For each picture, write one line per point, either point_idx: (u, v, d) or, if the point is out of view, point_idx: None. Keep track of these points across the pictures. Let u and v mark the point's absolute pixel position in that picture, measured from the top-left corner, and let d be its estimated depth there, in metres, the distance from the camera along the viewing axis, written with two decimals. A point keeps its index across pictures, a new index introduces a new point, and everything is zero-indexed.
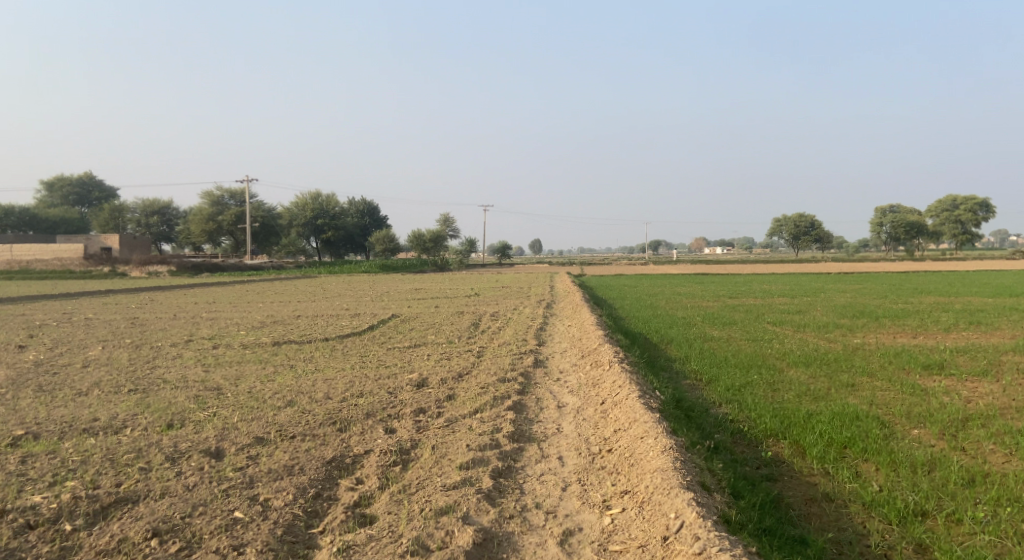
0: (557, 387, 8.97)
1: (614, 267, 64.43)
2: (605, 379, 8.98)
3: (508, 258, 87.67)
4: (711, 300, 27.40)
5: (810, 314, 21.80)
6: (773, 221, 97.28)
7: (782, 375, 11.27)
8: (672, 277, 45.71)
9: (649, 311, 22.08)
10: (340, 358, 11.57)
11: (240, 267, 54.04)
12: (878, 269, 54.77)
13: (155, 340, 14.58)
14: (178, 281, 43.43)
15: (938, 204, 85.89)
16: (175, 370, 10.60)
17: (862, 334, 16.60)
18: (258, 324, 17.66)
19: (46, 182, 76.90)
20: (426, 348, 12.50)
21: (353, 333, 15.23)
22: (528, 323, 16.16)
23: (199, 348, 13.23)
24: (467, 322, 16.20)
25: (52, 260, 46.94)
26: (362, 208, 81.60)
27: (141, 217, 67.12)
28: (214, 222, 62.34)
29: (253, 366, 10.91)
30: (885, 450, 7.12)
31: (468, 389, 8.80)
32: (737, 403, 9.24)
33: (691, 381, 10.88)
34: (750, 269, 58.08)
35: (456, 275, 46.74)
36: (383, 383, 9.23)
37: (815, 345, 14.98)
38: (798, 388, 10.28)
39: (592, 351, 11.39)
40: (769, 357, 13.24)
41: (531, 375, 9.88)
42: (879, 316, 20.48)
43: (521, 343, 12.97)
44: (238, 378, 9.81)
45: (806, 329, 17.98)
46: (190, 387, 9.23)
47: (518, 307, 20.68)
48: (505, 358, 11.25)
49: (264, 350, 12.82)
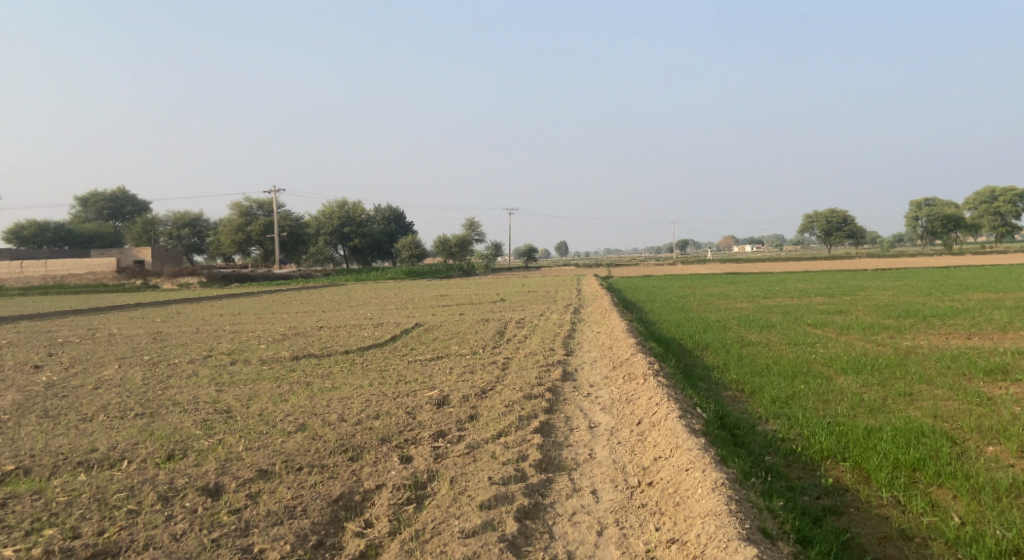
0: (588, 405, 8.28)
1: (643, 268, 63.45)
2: (640, 394, 8.29)
3: (534, 261, 86.92)
4: (745, 301, 26.41)
5: (852, 314, 20.86)
6: (804, 217, 95.16)
7: (830, 383, 10.46)
8: (704, 277, 44.77)
9: (682, 315, 21.21)
10: (359, 374, 11.00)
11: (270, 276, 54.08)
12: (917, 264, 52.90)
13: (173, 357, 14.14)
14: (207, 292, 43.47)
15: (976, 196, 83.35)
16: (187, 390, 10.08)
17: (910, 336, 15.63)
18: (279, 337, 17.18)
19: (79, 198, 78.01)
20: (448, 361, 11.87)
21: (375, 344, 14.65)
22: (557, 331, 15.43)
23: (217, 364, 12.72)
24: (492, 331, 15.55)
25: (86, 274, 47.28)
26: (388, 215, 81.64)
27: (172, 229, 67.64)
28: (242, 233, 62.55)
29: (268, 384, 10.35)
30: (961, 472, 6.39)
31: (492, 408, 8.16)
32: (786, 418, 8.49)
33: (732, 393, 10.14)
34: (782, 267, 56.71)
35: (482, 280, 46.17)
36: (402, 402, 8.62)
37: (861, 348, 14.07)
38: (850, 400, 9.49)
39: (624, 362, 10.67)
40: (814, 364, 12.40)
41: (560, 390, 9.21)
42: (927, 316, 19.44)
43: (549, 354, 12.29)
44: (250, 398, 9.25)
45: (848, 331, 17.04)
46: (199, 409, 8.69)
47: (545, 313, 20.01)
48: (532, 370, 10.58)
49: (283, 366, 12.28)
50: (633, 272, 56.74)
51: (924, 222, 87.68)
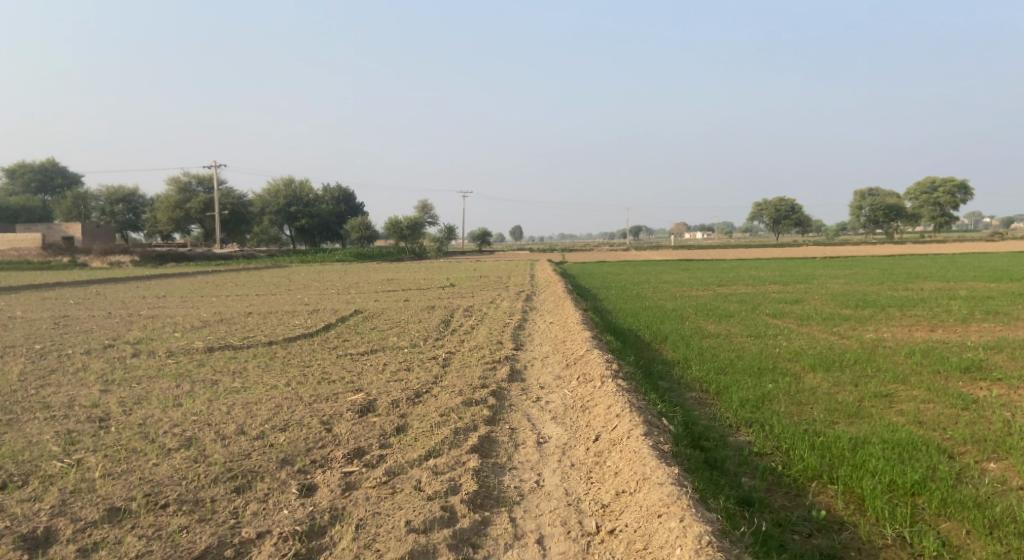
0: (537, 413, 7.10)
1: (595, 254, 62.72)
2: (597, 401, 7.14)
3: (487, 245, 85.46)
4: (700, 289, 25.60)
5: (809, 304, 20.22)
6: (753, 205, 95.70)
7: (802, 383, 9.52)
8: (656, 264, 44.04)
9: (637, 303, 20.21)
10: (276, 371, 9.63)
11: (208, 256, 51.43)
12: (862, 253, 53.45)
13: (70, 347, 12.48)
14: (138, 272, 40.93)
15: (917, 187, 84.84)
16: (65, 392, 8.58)
17: (874, 328, 14.84)
18: (200, 324, 15.57)
19: (6, 169, 73.53)
20: (381, 356, 10.54)
21: (304, 335, 13.23)
22: (506, 321, 14.19)
23: (114, 358, 11.14)
24: (436, 321, 14.25)
25: (9, 250, 44.18)
26: (338, 196, 79.29)
27: (107, 205, 64.15)
28: (181, 210, 59.56)
29: (165, 384, 8.90)
30: (972, 497, 5.40)
31: (425, 417, 6.90)
32: (761, 427, 7.44)
33: (696, 395, 9.11)
34: (733, 254, 56.49)
35: (431, 264, 44.65)
36: (317, 409, 7.29)
37: (827, 342, 13.19)
38: (827, 403, 8.52)
39: (578, 361, 9.50)
40: (779, 360, 11.47)
41: (505, 394, 7.99)
42: (885, 306, 18.84)
43: (495, 347, 11.11)
44: (137, 403, 7.81)
45: (809, 322, 16.24)
46: (69, 418, 7.26)
47: (494, 300, 18.74)
48: (475, 368, 9.33)
49: (191, 360, 10.81)
50: (585, 257, 55.89)
51: (866, 211, 89.22)
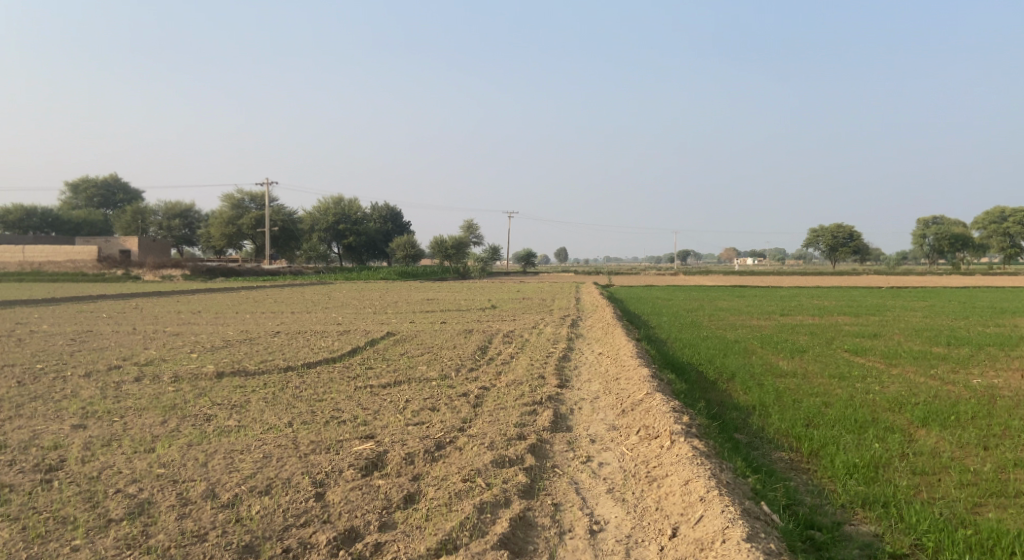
0: (589, 481, 5.51)
1: (643, 278, 60.68)
2: (668, 470, 5.50)
3: (533, 267, 84.00)
4: (762, 318, 23.58)
5: (889, 339, 18.15)
6: (809, 231, 92.37)
7: (917, 445, 7.73)
8: (709, 290, 42.01)
9: (694, 332, 18.40)
10: (281, 406, 8.18)
11: (257, 271, 50.69)
12: (929, 284, 50.36)
13: (74, 367, 11.30)
14: (186, 286, 40.56)
15: (984, 216, 80.55)
16: (31, 427, 7.25)
17: (979, 372, 12.80)
18: (222, 344, 14.33)
19: (70, 184, 75.24)
20: (405, 391, 9.02)
21: (326, 360, 11.85)
22: (550, 350, 12.56)
23: (111, 383, 9.87)
24: (473, 347, 12.76)
25: (65, 262, 44.49)
26: (387, 214, 79.05)
27: (162, 220, 64.70)
28: (233, 226, 59.60)
29: (149, 419, 7.50)
30: None
31: (442, 482, 5.36)
32: (885, 509, 5.74)
33: (786, 457, 7.38)
34: (786, 282, 53.90)
35: (475, 284, 43.19)
36: (314, 463, 5.79)
37: (928, 388, 11.24)
38: (958, 476, 6.73)
39: (638, 407, 7.84)
40: (875, 409, 9.62)
41: (547, 451, 6.36)
42: (980, 344, 16.69)
43: (539, 383, 9.53)
44: (102, 446, 6.43)
45: (897, 361, 14.27)
46: (14, 466, 5.91)
47: (538, 325, 17.17)
48: (513, 412, 7.74)
49: (193, 388, 9.46)
50: (633, 281, 54.08)
51: (930, 240, 85.25)
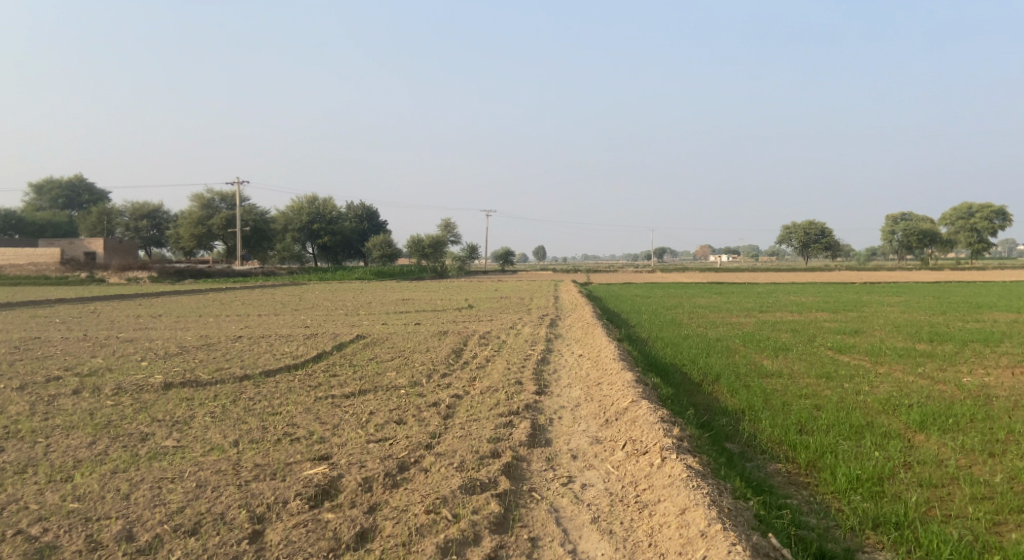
0: (571, 507, 4.85)
1: (620, 275, 60.33)
2: (661, 495, 4.87)
3: (510, 266, 83.35)
4: (742, 315, 23.08)
5: (872, 335, 17.73)
6: (783, 228, 92.65)
7: (921, 453, 7.15)
8: (687, 286, 41.60)
9: (676, 331, 17.81)
10: (229, 422, 7.38)
11: (228, 272, 49.36)
12: (902, 280, 50.58)
13: (10, 379, 10.36)
14: (151, 288, 39.17)
15: (952, 212, 81.33)
16: None
17: (969, 370, 12.35)
18: (179, 351, 13.41)
19: (33, 185, 73.02)
20: (369, 401, 8.28)
21: (287, 367, 11.02)
22: (527, 353, 11.89)
23: (46, 396, 8.98)
24: (446, 350, 12.03)
25: (26, 265, 42.78)
26: (362, 214, 77.91)
27: (129, 221, 62.91)
28: (202, 226, 58.09)
29: (76, 440, 6.68)
30: None
31: (402, 515, 4.66)
32: (899, 531, 5.15)
33: (783, 469, 6.75)
34: (761, 278, 53.89)
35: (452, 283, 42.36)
36: (256, 491, 5.04)
37: (921, 387, 10.73)
38: (971, 489, 6.16)
39: (622, 417, 7.15)
40: (869, 412, 9.06)
41: (524, 471, 5.69)
42: (966, 341, 16.28)
43: (515, 389, 8.83)
44: (14, 474, 5.61)
45: (884, 359, 13.79)
46: None
47: (516, 326, 16.46)
48: (486, 424, 7.04)
49: (135, 401, 8.63)
50: (610, 279, 53.57)
51: (900, 236, 85.97)
